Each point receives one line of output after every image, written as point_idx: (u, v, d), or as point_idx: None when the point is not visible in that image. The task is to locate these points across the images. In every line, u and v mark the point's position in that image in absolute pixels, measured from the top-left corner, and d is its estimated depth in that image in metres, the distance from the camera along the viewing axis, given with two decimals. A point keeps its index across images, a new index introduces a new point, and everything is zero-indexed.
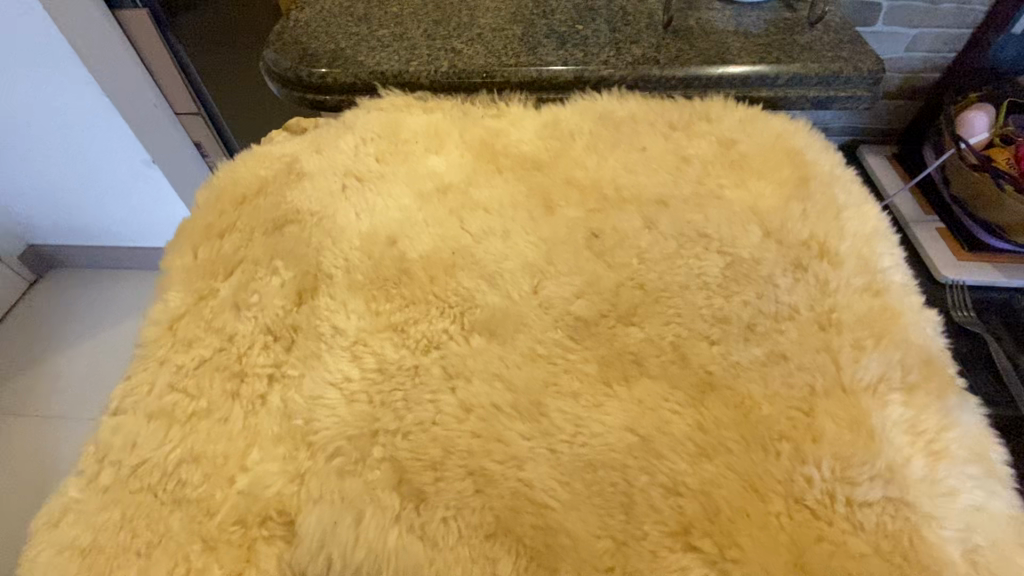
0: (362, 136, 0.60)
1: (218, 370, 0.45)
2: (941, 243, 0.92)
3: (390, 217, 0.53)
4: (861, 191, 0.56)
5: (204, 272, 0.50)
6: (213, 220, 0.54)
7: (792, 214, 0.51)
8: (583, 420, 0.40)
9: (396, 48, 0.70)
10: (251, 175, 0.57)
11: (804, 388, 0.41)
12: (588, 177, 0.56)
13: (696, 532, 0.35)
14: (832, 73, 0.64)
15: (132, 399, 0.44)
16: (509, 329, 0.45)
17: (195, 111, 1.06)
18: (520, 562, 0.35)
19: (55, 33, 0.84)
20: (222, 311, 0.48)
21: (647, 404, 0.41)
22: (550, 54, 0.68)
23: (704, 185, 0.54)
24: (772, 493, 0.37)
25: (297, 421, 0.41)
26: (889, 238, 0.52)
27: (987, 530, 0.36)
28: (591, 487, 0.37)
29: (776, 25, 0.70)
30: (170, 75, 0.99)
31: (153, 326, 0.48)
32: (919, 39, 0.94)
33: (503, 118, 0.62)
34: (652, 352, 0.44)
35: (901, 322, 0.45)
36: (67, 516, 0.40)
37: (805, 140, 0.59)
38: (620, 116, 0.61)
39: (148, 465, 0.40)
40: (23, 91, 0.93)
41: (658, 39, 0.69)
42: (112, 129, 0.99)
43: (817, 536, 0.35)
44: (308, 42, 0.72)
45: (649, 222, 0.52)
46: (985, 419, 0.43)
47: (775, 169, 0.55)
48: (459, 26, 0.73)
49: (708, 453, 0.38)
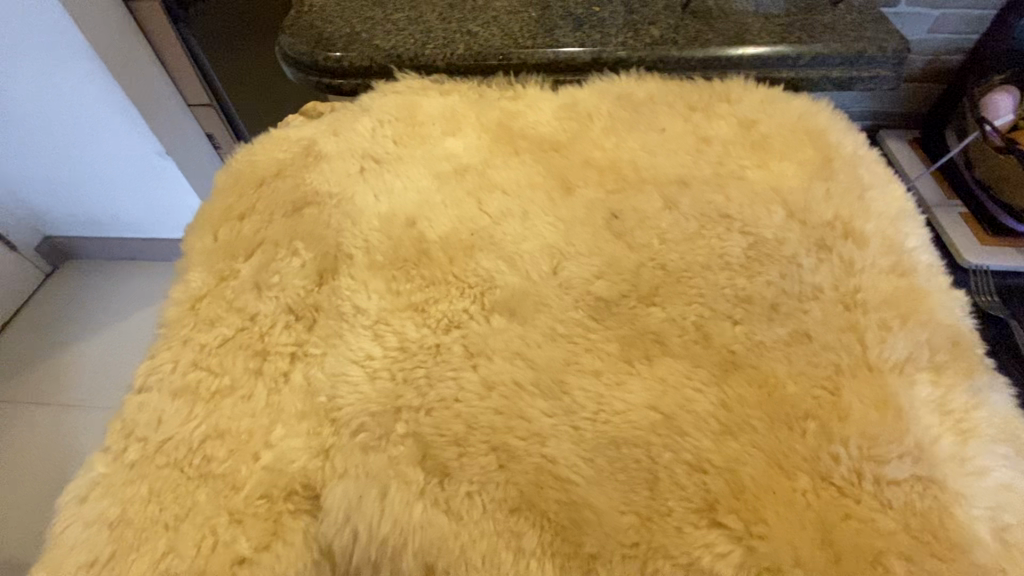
0: (379, 119, 0.60)
1: (242, 349, 0.45)
2: (964, 228, 0.91)
3: (408, 198, 0.53)
4: (886, 171, 0.55)
5: (224, 253, 0.50)
6: (232, 202, 0.54)
7: (815, 194, 0.50)
8: (605, 398, 0.40)
9: (411, 31, 0.70)
10: (269, 158, 0.57)
11: (830, 367, 0.41)
12: (607, 158, 0.55)
13: (721, 508, 0.35)
14: (855, 53, 0.63)
15: (156, 377, 0.45)
16: (529, 308, 0.45)
17: (207, 103, 1.07)
18: (545, 536, 0.36)
19: (72, 26, 0.84)
20: (243, 291, 0.48)
21: (670, 382, 0.41)
22: (566, 36, 0.67)
23: (725, 166, 0.53)
24: (798, 471, 0.36)
25: (320, 399, 0.42)
26: (914, 219, 0.52)
27: (1018, 508, 0.36)
28: (615, 463, 0.37)
29: (796, 5, 0.69)
30: (184, 67, 1.01)
31: (175, 307, 0.49)
32: (942, 20, 0.92)
33: (520, 101, 0.61)
34: (674, 331, 0.44)
35: (928, 302, 0.44)
36: (96, 491, 0.40)
37: (827, 121, 0.58)
38: (639, 97, 0.60)
39: (173, 441, 0.41)
40: (33, 84, 0.93)
41: (675, 20, 0.68)
42: (125, 121, 1.00)
43: (845, 514, 0.34)
44: (323, 26, 0.72)
45: (669, 203, 0.51)
46: (1015, 400, 0.42)
47: (796, 150, 0.54)
48: (474, 9, 0.72)
49: (733, 431, 0.38)
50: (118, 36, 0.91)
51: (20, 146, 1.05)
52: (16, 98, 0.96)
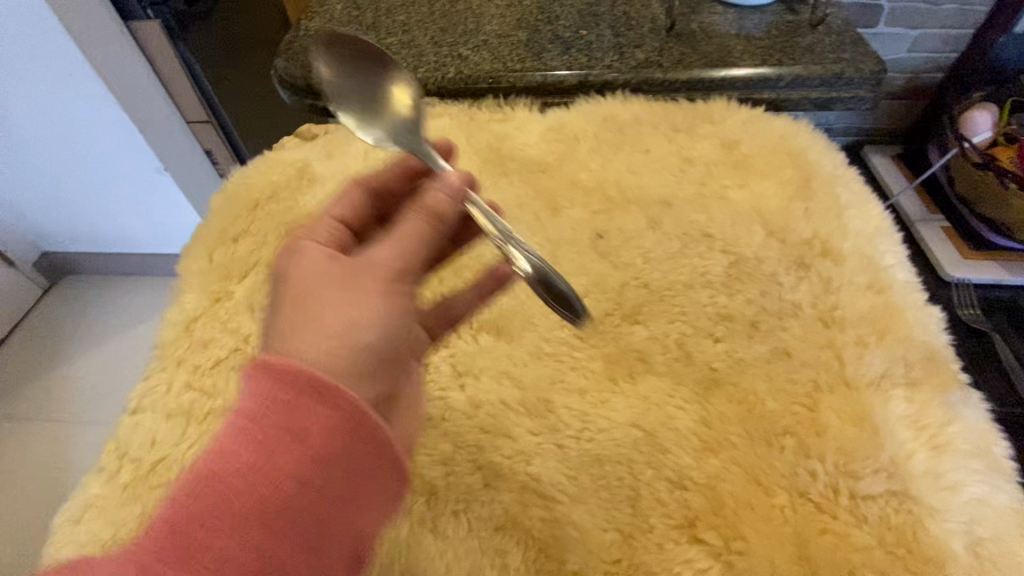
0: (371, 141, 0.61)
1: (234, 370, 0.46)
2: (945, 242, 0.93)
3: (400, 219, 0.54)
4: (865, 190, 0.56)
5: (219, 274, 0.52)
6: (228, 224, 0.55)
7: (795, 212, 0.52)
8: (589, 416, 0.41)
9: (403, 55, 0.72)
10: (264, 180, 0.59)
11: (809, 384, 0.42)
12: (593, 180, 0.57)
13: (701, 525, 0.36)
14: (833, 75, 0.65)
15: (151, 398, 0.45)
16: (515, 327, 0.46)
17: (206, 120, 1.08)
18: (529, 554, 0.36)
19: (68, 40, 0.84)
20: (237, 313, 0.49)
21: (652, 400, 0.42)
22: (555, 59, 0.69)
23: (708, 187, 0.55)
24: (776, 487, 0.37)
25: None
26: (892, 237, 0.53)
27: (991, 523, 0.37)
28: (598, 481, 0.38)
29: (777, 28, 0.71)
30: (185, 91, 1.02)
31: (170, 328, 0.50)
32: (921, 40, 0.95)
33: (509, 123, 0.63)
34: (657, 350, 0.45)
35: (904, 318, 0.45)
36: (90, 511, 0.41)
37: (808, 140, 0.59)
38: (625, 119, 0.61)
39: (167, 461, 0.42)
40: (33, 101, 0.94)
41: (661, 43, 0.70)
42: (124, 136, 0.99)
43: (821, 529, 0.35)
44: None
45: (653, 223, 0.53)
46: (991, 415, 0.43)
47: (777, 169, 0.56)
48: (465, 33, 0.74)
49: (713, 447, 0.39)
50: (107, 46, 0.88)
51: (20, 159, 1.06)
52: (18, 112, 0.97)
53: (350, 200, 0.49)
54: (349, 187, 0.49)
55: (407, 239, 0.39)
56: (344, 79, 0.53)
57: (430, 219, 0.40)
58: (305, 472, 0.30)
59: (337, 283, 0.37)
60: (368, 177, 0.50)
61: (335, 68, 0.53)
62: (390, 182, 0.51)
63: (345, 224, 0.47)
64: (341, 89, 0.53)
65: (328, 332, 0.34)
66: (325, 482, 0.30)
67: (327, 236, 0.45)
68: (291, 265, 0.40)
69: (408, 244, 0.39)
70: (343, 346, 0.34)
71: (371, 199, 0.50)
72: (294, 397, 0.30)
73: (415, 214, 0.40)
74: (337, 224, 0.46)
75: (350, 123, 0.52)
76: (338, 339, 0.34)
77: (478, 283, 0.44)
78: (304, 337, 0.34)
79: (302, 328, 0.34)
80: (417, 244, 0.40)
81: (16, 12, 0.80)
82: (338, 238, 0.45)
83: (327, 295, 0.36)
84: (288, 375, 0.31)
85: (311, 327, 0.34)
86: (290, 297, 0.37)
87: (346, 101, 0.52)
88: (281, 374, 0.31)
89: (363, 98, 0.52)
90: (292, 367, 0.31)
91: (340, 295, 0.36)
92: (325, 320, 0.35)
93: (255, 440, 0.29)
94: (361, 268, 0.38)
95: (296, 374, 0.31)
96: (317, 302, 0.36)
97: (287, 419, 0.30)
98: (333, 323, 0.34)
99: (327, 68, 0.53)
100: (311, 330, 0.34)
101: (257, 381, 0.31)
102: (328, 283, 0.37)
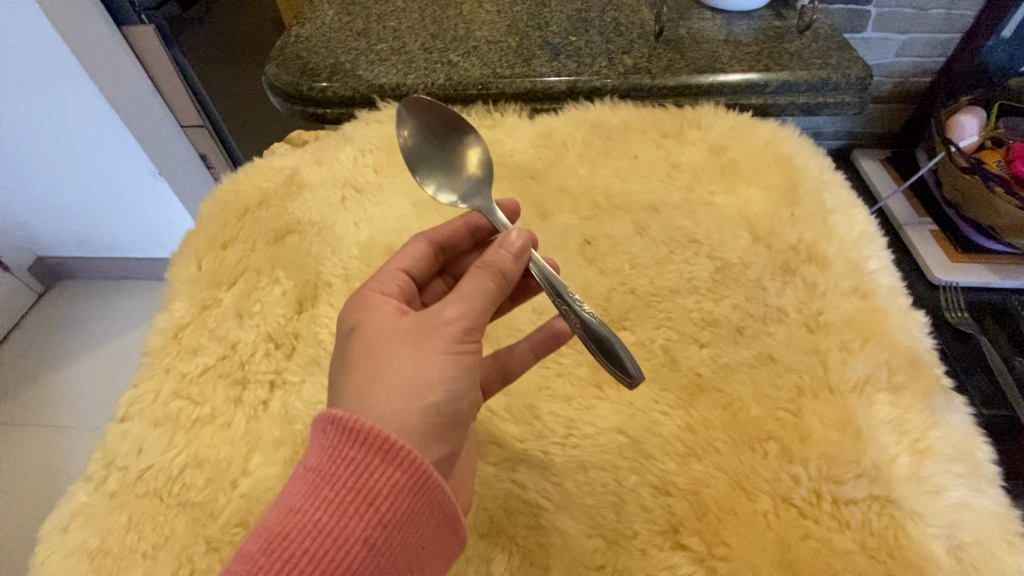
0: (361, 148, 0.62)
1: (222, 377, 0.46)
2: (933, 245, 0.93)
3: (389, 226, 0.55)
4: (850, 196, 0.57)
5: (207, 281, 0.52)
6: (217, 231, 0.55)
7: (781, 218, 0.52)
8: (575, 422, 0.41)
9: (394, 61, 0.72)
10: (254, 187, 0.59)
11: (792, 389, 0.42)
12: (581, 186, 0.57)
13: (684, 531, 0.36)
14: (820, 81, 0.66)
15: (138, 406, 0.45)
16: (502, 334, 0.47)
17: (200, 123, 1.04)
18: (514, 561, 0.36)
19: (66, 47, 0.86)
20: (225, 320, 0.49)
21: (638, 406, 0.42)
22: (544, 65, 0.69)
23: (695, 193, 0.55)
24: (759, 493, 0.37)
25: (298, 426, 0.43)
26: (877, 242, 0.53)
27: (973, 527, 0.37)
28: (583, 487, 0.38)
29: (765, 34, 0.72)
30: (178, 92, 0.98)
31: (158, 335, 0.49)
32: (908, 45, 0.96)
33: (498, 129, 0.63)
34: (642, 355, 0.45)
35: (888, 323, 0.46)
36: (75, 520, 0.40)
37: (794, 146, 0.60)
38: (613, 125, 0.62)
39: (153, 469, 0.42)
40: (28, 102, 0.95)
41: (649, 49, 0.71)
42: (121, 141, 1.01)
43: (804, 534, 0.35)
44: (309, 57, 0.74)
45: (640, 228, 0.53)
46: (973, 419, 0.43)
47: (764, 175, 0.56)
48: (456, 40, 0.74)
49: (697, 453, 0.39)
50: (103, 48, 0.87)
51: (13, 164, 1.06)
52: (13, 118, 0.97)
53: (416, 252, 0.43)
54: (413, 239, 0.44)
55: (475, 300, 0.35)
56: (426, 141, 0.50)
57: (502, 280, 0.36)
58: (371, 541, 0.28)
59: (406, 340, 0.34)
60: (436, 229, 0.45)
61: (416, 133, 0.50)
62: (456, 236, 0.45)
63: (411, 277, 0.42)
64: (421, 155, 0.50)
65: (399, 393, 0.32)
66: (396, 552, 0.28)
67: (395, 291, 0.39)
68: (359, 322, 0.36)
69: (479, 304, 0.35)
70: (415, 410, 0.31)
71: (433, 252, 0.45)
72: (369, 457, 0.29)
73: (483, 273, 0.35)
74: (404, 277, 0.41)
75: (433, 190, 0.49)
76: (408, 402, 0.31)
77: (532, 338, 0.42)
78: (374, 397, 0.31)
79: (371, 387, 0.32)
80: (487, 305, 0.35)
81: (16, 21, 0.83)
82: (406, 294, 0.40)
83: (396, 355, 0.33)
84: (363, 434, 0.29)
85: (381, 387, 0.32)
86: (358, 354, 0.34)
87: (433, 166, 0.49)
88: (354, 431, 0.29)
89: (444, 161, 0.50)
90: (368, 426, 0.29)
91: (410, 355, 0.33)
92: (395, 380, 0.32)
93: (328, 499, 0.28)
94: (430, 326, 0.34)
95: (371, 433, 0.29)
96: (387, 361, 0.33)
97: (363, 480, 0.28)
98: (404, 384, 0.32)
99: (408, 131, 0.50)
100: (381, 390, 0.32)
101: (326, 435, 0.30)
102: (396, 340, 0.34)
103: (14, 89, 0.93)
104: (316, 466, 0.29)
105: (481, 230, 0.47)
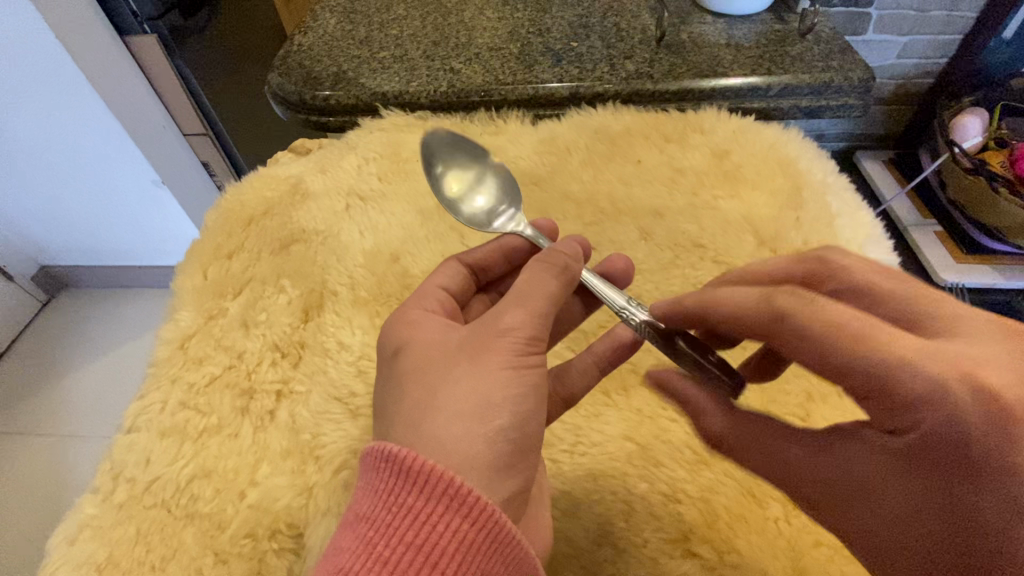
0: (365, 156, 0.62)
1: (228, 388, 0.46)
2: (939, 248, 0.95)
3: (393, 234, 0.55)
4: (854, 198, 0.57)
5: (213, 291, 0.52)
6: (222, 240, 0.55)
7: (785, 222, 0.52)
8: (582, 429, 0.42)
9: (396, 69, 0.72)
10: (258, 196, 0.59)
11: (801, 395, 0.42)
12: (584, 191, 0.57)
13: (694, 538, 0.36)
14: (822, 83, 0.66)
15: (145, 417, 0.45)
16: None
17: (203, 131, 1.05)
18: None
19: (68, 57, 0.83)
20: (231, 330, 0.49)
21: (645, 413, 0.42)
22: (546, 72, 0.69)
23: (700, 198, 0.55)
24: (769, 499, 0.37)
25: (304, 436, 0.43)
26: (883, 244, 0.53)
27: None
28: (591, 494, 0.38)
29: (767, 37, 0.72)
30: (182, 104, 1.00)
31: (164, 345, 0.49)
32: (910, 46, 0.96)
33: (501, 135, 0.63)
34: (649, 361, 0.45)
35: None
36: (83, 533, 0.40)
37: (797, 149, 0.60)
38: (615, 130, 0.62)
39: (160, 481, 0.42)
40: (29, 113, 0.94)
41: (651, 54, 0.71)
42: (122, 150, 0.99)
43: (814, 541, 0.35)
44: (311, 65, 0.74)
45: (644, 234, 0.53)
46: None
47: (768, 178, 0.56)
48: (457, 46, 0.75)
49: (706, 459, 0.39)
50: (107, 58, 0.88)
51: (17, 170, 1.06)
52: (14, 126, 0.97)
53: (452, 271, 0.43)
54: (446, 260, 0.44)
55: (537, 311, 0.34)
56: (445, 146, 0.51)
57: (563, 274, 0.36)
58: None
59: (460, 357, 0.33)
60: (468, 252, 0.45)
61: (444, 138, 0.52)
62: (492, 256, 0.45)
63: (449, 294, 0.42)
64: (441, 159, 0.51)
65: (461, 417, 0.31)
66: None
67: (435, 307, 0.40)
68: (407, 341, 0.36)
69: (539, 307, 0.34)
70: (478, 435, 0.31)
71: (470, 272, 0.45)
72: (425, 504, 0.28)
73: (542, 271, 0.36)
74: (443, 294, 0.41)
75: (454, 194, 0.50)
76: (470, 427, 0.31)
77: (596, 350, 0.40)
78: (431, 423, 0.31)
79: (427, 413, 0.31)
80: (548, 307, 0.35)
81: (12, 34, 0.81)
82: (447, 309, 0.41)
83: (451, 374, 0.33)
84: (421, 478, 0.28)
85: (439, 412, 0.31)
86: (409, 376, 0.34)
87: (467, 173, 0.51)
88: (407, 474, 0.29)
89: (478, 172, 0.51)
90: (429, 468, 0.29)
91: (465, 373, 0.32)
92: (453, 404, 0.31)
93: (383, 556, 0.27)
94: (489, 340, 0.33)
95: (425, 477, 0.28)
96: (443, 382, 0.32)
97: (419, 530, 0.28)
98: (465, 408, 0.31)
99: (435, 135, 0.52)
100: (438, 416, 0.31)
101: (380, 476, 0.29)
102: (450, 359, 0.34)
103: (15, 100, 0.92)
104: (369, 513, 0.29)
105: (518, 250, 0.47)
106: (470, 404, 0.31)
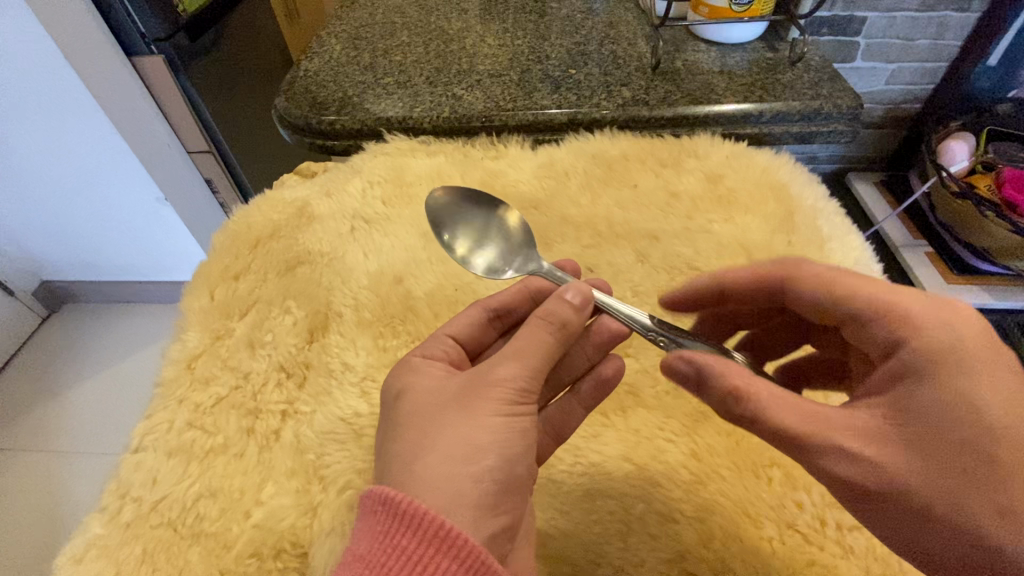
0: (369, 180, 0.63)
1: (235, 408, 0.47)
2: (930, 268, 0.97)
3: (396, 256, 0.57)
4: (844, 223, 0.58)
5: (220, 312, 0.53)
6: (229, 262, 0.56)
7: (777, 245, 0.54)
8: (582, 450, 0.43)
9: (400, 95, 0.74)
10: (265, 218, 0.61)
11: None
12: (583, 215, 0.59)
13: (691, 558, 0.37)
14: (813, 110, 0.68)
15: (152, 436, 0.46)
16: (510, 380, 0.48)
17: (207, 150, 1.04)
18: None
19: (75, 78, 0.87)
20: (238, 351, 0.50)
21: (643, 434, 0.43)
22: (545, 98, 0.72)
23: (694, 221, 0.57)
24: (764, 519, 0.38)
25: (309, 456, 0.44)
26: (872, 267, 0.55)
27: None
28: (591, 515, 0.39)
29: (758, 65, 0.74)
30: (185, 120, 0.99)
31: (171, 366, 0.50)
32: (897, 73, 0.99)
33: (502, 160, 0.65)
34: (646, 383, 0.46)
35: None
36: (89, 553, 0.40)
37: (788, 175, 0.61)
38: (613, 155, 0.64)
39: (167, 501, 0.42)
40: (36, 131, 0.97)
41: (646, 81, 0.73)
42: (126, 168, 1.01)
43: (808, 562, 0.36)
44: (317, 91, 0.76)
45: (641, 256, 0.55)
46: None
47: (760, 203, 0.58)
48: (459, 73, 0.77)
49: (703, 480, 0.40)
50: (108, 74, 0.88)
51: (25, 187, 1.08)
52: (21, 143, 0.99)
53: (469, 319, 0.44)
54: (467, 306, 0.45)
55: (531, 357, 0.37)
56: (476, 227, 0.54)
57: (562, 331, 0.38)
58: None
59: (453, 405, 0.35)
60: (491, 297, 0.45)
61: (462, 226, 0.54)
62: (514, 300, 0.46)
63: (458, 344, 0.43)
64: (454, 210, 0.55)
65: (450, 460, 0.32)
66: None
67: (439, 354, 0.41)
68: (407, 387, 0.37)
69: (532, 361, 0.37)
70: (466, 476, 0.32)
71: (489, 318, 0.45)
72: (418, 547, 0.29)
73: (542, 326, 0.37)
74: (449, 343, 0.42)
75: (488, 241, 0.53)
76: (457, 468, 0.32)
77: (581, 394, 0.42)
78: (422, 464, 0.32)
79: (419, 454, 0.33)
80: (543, 364, 0.37)
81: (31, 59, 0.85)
82: (452, 358, 0.42)
83: (444, 420, 0.34)
84: (413, 521, 0.29)
85: (430, 454, 0.33)
86: (405, 418, 0.35)
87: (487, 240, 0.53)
88: (402, 517, 0.29)
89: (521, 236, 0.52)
90: (419, 512, 0.29)
91: (457, 420, 0.34)
92: (444, 447, 0.33)
93: None
94: (481, 386, 0.36)
95: (419, 518, 0.29)
96: (436, 427, 0.34)
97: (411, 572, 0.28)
98: (453, 451, 0.33)
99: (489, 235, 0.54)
100: (430, 456, 0.32)
101: (377, 517, 0.30)
102: (445, 404, 0.35)
103: (21, 117, 0.95)
104: (366, 554, 0.29)
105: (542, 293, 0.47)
106: (459, 445, 0.33)
